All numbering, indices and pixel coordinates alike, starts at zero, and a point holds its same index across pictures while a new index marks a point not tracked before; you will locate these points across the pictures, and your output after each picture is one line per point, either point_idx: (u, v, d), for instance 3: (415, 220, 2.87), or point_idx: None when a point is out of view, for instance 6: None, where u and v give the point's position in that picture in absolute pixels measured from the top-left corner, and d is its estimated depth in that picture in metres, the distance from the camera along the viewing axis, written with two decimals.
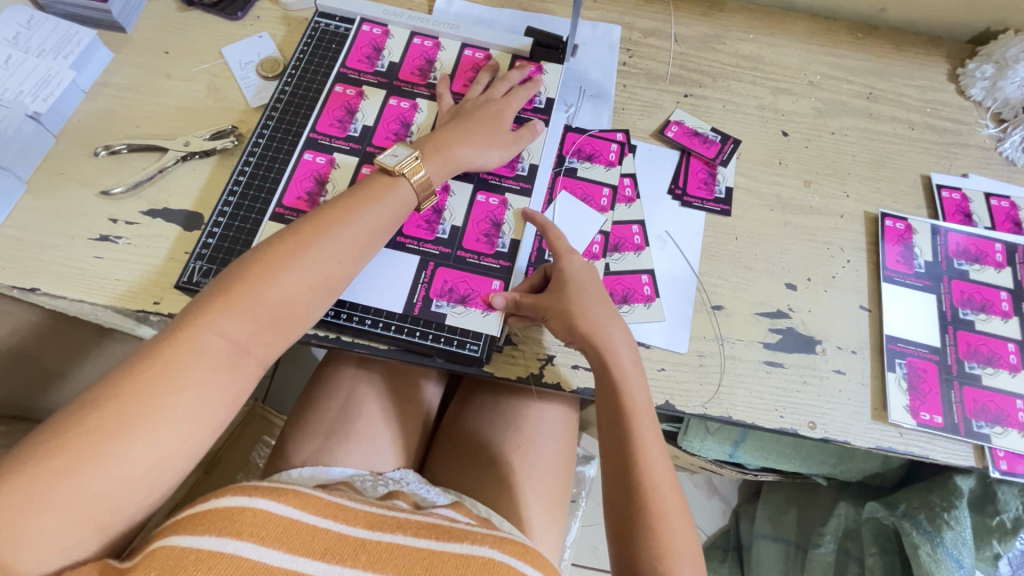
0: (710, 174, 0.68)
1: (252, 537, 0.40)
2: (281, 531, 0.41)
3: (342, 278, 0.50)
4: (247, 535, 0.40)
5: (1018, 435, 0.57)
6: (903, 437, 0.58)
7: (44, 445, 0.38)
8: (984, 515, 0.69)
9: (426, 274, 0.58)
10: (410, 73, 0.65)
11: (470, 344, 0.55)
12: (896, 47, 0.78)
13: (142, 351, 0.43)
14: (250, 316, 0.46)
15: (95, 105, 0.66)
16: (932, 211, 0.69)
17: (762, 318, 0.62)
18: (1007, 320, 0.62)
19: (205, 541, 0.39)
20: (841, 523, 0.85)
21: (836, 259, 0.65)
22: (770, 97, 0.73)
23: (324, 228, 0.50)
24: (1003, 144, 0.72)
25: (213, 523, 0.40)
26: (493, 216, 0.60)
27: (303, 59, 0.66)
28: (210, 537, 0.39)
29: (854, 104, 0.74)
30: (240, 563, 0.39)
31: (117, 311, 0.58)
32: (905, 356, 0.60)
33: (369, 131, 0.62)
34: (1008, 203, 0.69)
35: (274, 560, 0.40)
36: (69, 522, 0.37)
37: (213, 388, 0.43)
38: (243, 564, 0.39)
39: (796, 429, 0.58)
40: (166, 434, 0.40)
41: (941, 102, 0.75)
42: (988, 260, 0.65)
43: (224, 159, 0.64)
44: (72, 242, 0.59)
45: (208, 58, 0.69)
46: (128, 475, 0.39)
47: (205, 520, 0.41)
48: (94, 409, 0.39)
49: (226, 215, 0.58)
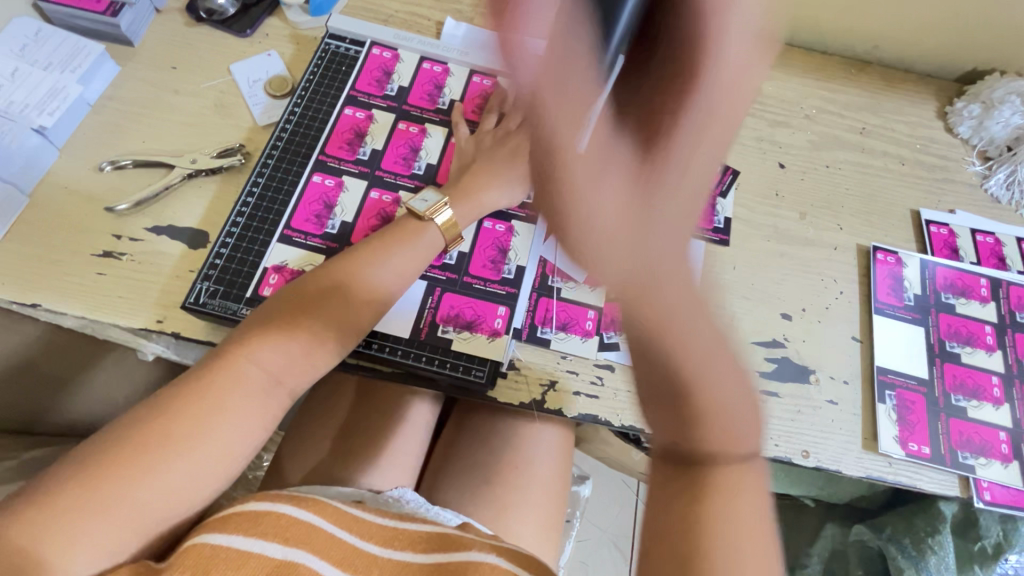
0: (710, 204, 0.70)
1: (278, 538, 0.43)
2: (304, 535, 0.44)
3: (369, 317, 0.54)
4: (272, 536, 0.43)
5: (1001, 466, 0.60)
6: (893, 467, 0.60)
7: (98, 456, 0.44)
8: (967, 541, 0.71)
9: (433, 299, 0.59)
10: (420, 98, 0.67)
11: (475, 370, 0.57)
12: (888, 84, 0.81)
13: (188, 375, 0.49)
14: (284, 349, 0.51)
15: (100, 119, 0.65)
16: (920, 244, 0.71)
17: (758, 347, 0.63)
18: (991, 353, 0.64)
19: (234, 540, 0.42)
20: (829, 544, 0.86)
21: (829, 289, 0.67)
22: (768, 129, 0.76)
23: (359, 270, 0.55)
24: (988, 182, 0.75)
25: (242, 524, 0.43)
26: (499, 243, 0.62)
27: (313, 80, 0.67)
28: (238, 537, 0.42)
29: (848, 138, 0.77)
30: (266, 563, 0.42)
31: (119, 329, 0.58)
32: (895, 387, 0.62)
33: (379, 155, 0.63)
34: (992, 239, 0.72)
35: (298, 560, 0.43)
36: (114, 527, 0.42)
37: (244, 412, 0.49)
38: (269, 564, 0.42)
39: (790, 457, 0.59)
40: (204, 449, 0.47)
41: (929, 139, 0.78)
42: (973, 294, 0.67)
43: (231, 176, 0.64)
44: (74, 258, 0.58)
45: (216, 75, 0.69)
46: (169, 486, 0.45)
47: (232, 519, 0.44)
48: (142, 426, 0.45)
49: (234, 235, 0.58)
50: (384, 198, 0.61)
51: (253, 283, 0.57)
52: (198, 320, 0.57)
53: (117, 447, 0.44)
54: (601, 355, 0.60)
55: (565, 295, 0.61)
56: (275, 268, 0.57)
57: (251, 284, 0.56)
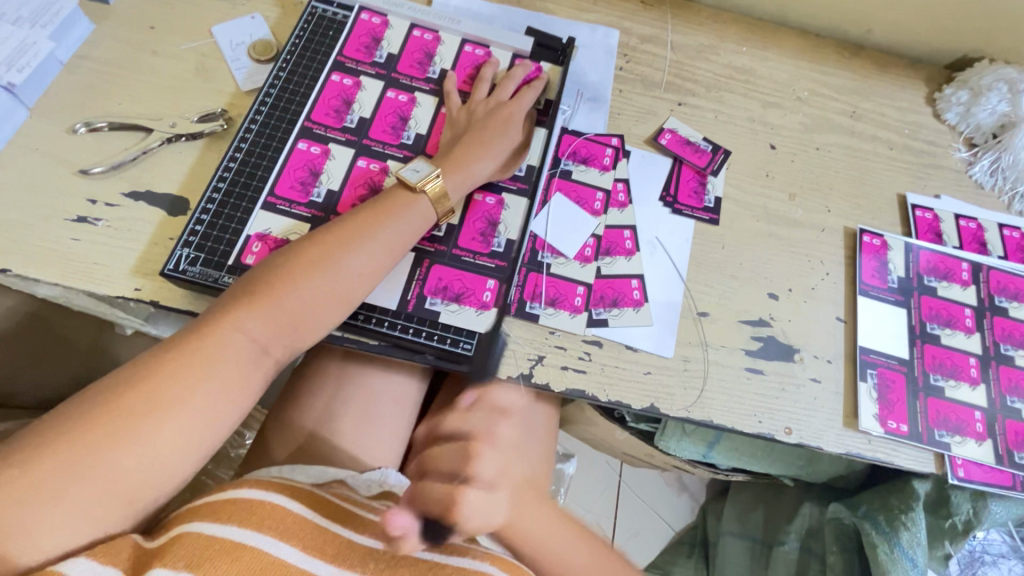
0: (700, 183, 0.70)
1: (271, 531, 0.44)
2: (299, 529, 0.46)
3: (358, 292, 0.53)
4: (266, 527, 0.44)
5: (975, 444, 0.61)
6: (871, 444, 0.61)
7: (81, 421, 0.43)
8: (939, 517, 0.73)
9: (421, 271, 0.58)
10: (409, 65, 0.65)
11: (464, 343, 0.56)
12: (878, 68, 0.81)
13: (173, 342, 0.48)
14: (272, 321, 0.50)
15: (74, 79, 0.63)
16: (906, 228, 0.72)
17: (745, 325, 0.64)
18: (970, 335, 0.66)
19: (228, 530, 0.43)
20: (806, 522, 0.89)
21: (816, 271, 0.68)
22: (760, 110, 0.75)
23: (348, 246, 0.53)
24: (973, 168, 0.76)
25: (235, 514, 0.44)
26: (489, 216, 0.61)
27: (298, 45, 0.65)
28: (231, 527, 0.43)
29: (838, 121, 0.77)
30: (261, 557, 0.43)
31: (95, 297, 0.56)
32: (876, 366, 0.63)
33: (367, 123, 0.61)
34: (975, 225, 0.73)
35: (291, 558, 0.44)
36: (99, 493, 0.42)
37: (232, 382, 0.48)
38: (262, 558, 0.43)
39: (773, 434, 0.60)
40: (189, 419, 0.46)
41: (917, 124, 0.79)
42: (955, 278, 0.68)
43: (213, 142, 0.62)
44: (46, 222, 0.56)
45: (197, 37, 0.67)
46: (152, 454, 0.44)
47: (224, 509, 0.45)
48: (127, 392, 0.44)
49: (215, 202, 0.57)
50: (371, 166, 0.60)
51: (236, 250, 0.55)
52: (179, 288, 0.55)
53: (101, 412, 0.43)
54: (590, 331, 0.60)
55: (555, 270, 0.61)
56: (259, 236, 0.55)
57: (233, 252, 0.55)
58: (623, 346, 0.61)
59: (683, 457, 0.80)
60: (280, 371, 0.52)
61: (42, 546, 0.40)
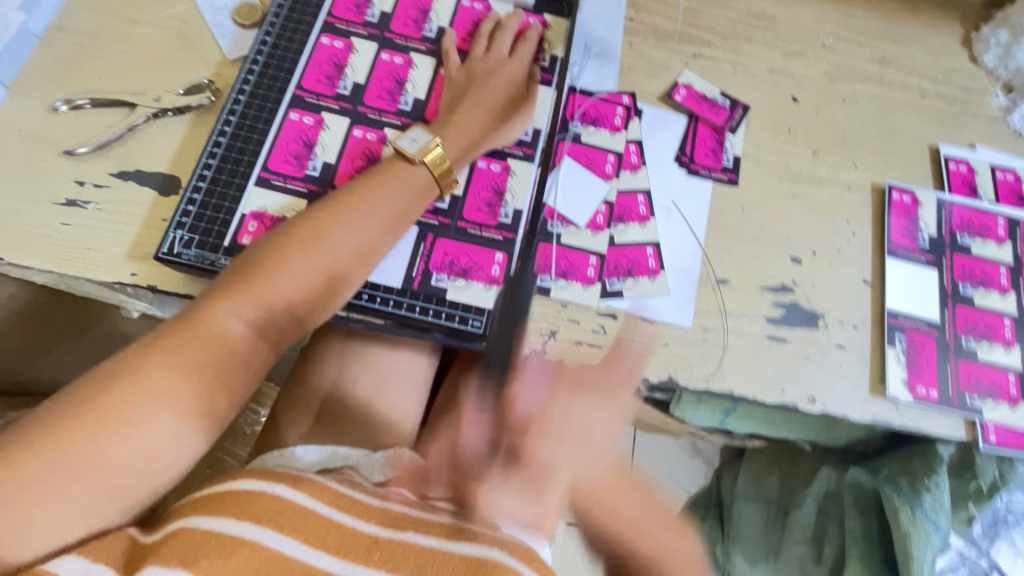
0: (718, 141, 0.65)
1: (268, 523, 0.41)
2: (298, 518, 0.42)
3: (357, 270, 0.51)
4: (263, 520, 0.41)
5: (1009, 409, 0.59)
6: (899, 411, 0.58)
7: (67, 414, 0.40)
8: (963, 481, 0.71)
9: (425, 246, 0.56)
10: (404, 24, 0.61)
11: (473, 320, 0.54)
12: (909, 9, 0.75)
13: (163, 328, 0.46)
14: (266, 303, 0.48)
15: (51, 53, 0.59)
16: (938, 183, 0.68)
17: (767, 292, 0.61)
18: (1005, 294, 0.62)
19: (225, 525, 0.40)
20: (823, 486, 0.87)
21: (842, 232, 0.64)
22: (781, 60, 0.70)
23: (348, 232, 0.50)
24: (1011, 115, 0.71)
25: (232, 506, 0.41)
26: (494, 183, 0.58)
27: (284, 6, 0.60)
28: (226, 520, 0.40)
29: (866, 70, 0.71)
30: (258, 551, 0.40)
31: (94, 283, 0.54)
32: (905, 330, 0.60)
33: (361, 90, 0.58)
34: (1012, 176, 0.68)
35: (290, 549, 0.40)
36: (85, 490, 0.40)
37: (229, 367, 0.46)
38: (261, 552, 0.40)
39: (797, 403, 0.58)
40: (183, 412, 0.43)
41: (952, 69, 0.73)
42: (990, 234, 0.65)
43: (201, 116, 0.59)
44: (34, 208, 0.54)
45: (177, 2, 0.62)
46: (148, 446, 0.42)
47: (222, 501, 0.42)
48: (116, 380, 0.42)
49: (207, 180, 0.54)
50: (368, 136, 0.57)
51: (231, 231, 0.52)
52: (176, 272, 0.53)
53: (89, 403, 0.41)
54: (604, 303, 0.58)
55: (565, 241, 0.59)
56: (255, 215, 0.53)
57: (228, 233, 0.52)
58: (639, 317, 0.58)
59: (698, 424, 0.78)
60: (280, 353, 0.50)
61: (29, 543, 0.38)
